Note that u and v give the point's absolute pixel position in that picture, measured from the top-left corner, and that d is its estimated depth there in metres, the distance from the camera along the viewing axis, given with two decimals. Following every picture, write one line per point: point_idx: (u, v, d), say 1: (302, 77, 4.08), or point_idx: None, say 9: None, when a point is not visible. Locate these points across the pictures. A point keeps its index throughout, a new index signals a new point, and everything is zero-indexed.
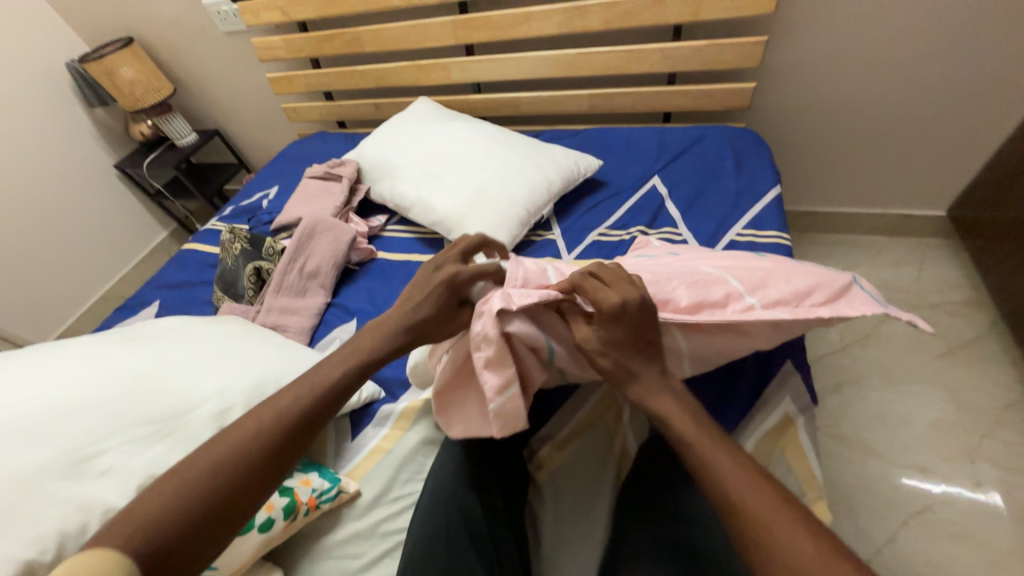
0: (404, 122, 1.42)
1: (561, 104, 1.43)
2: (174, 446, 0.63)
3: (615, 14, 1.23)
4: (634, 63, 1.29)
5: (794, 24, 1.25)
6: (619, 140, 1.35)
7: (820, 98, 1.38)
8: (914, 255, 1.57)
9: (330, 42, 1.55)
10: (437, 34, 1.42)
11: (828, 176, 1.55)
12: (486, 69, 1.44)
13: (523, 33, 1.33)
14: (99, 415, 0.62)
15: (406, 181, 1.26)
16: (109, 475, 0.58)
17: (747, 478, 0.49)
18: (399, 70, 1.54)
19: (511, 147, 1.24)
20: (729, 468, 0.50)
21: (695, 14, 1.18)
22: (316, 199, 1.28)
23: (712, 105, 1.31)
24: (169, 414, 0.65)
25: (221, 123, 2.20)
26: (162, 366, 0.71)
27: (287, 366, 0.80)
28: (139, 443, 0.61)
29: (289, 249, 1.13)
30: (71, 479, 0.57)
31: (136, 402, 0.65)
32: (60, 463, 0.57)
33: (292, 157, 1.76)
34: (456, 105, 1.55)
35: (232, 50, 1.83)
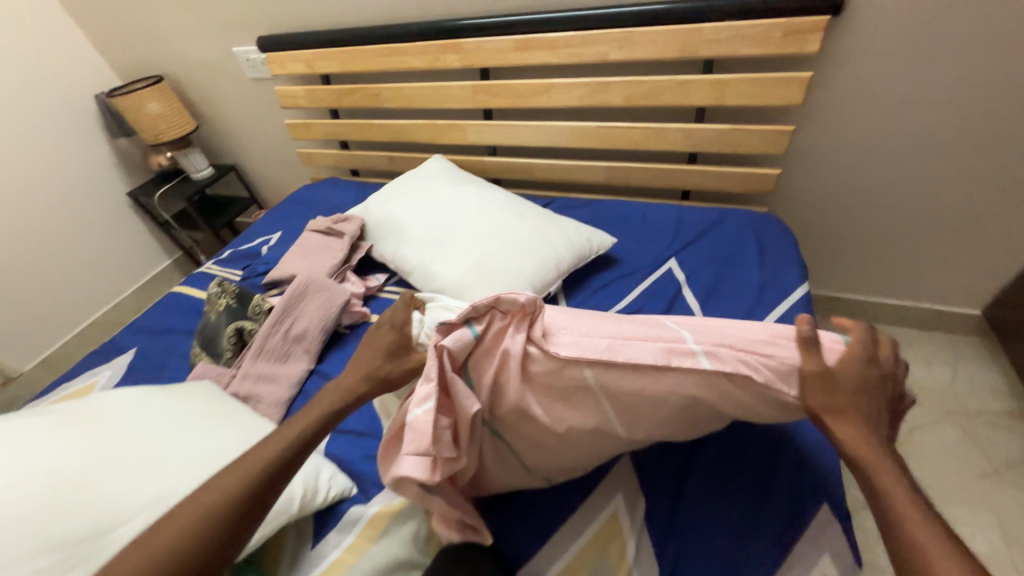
0: (415, 180, 1.39)
1: (577, 173, 1.40)
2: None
3: (637, 92, 1.21)
4: (654, 140, 1.25)
5: (822, 114, 1.22)
6: (634, 216, 1.29)
7: (847, 186, 1.32)
8: (947, 354, 1.46)
9: (351, 95, 1.56)
10: (457, 97, 1.41)
11: (854, 264, 1.48)
12: (503, 134, 1.42)
13: (543, 102, 1.32)
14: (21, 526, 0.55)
15: (409, 242, 1.21)
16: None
17: (941, 549, 0.47)
18: (415, 127, 1.53)
19: (522, 217, 1.19)
20: (921, 533, 0.49)
21: (719, 99, 1.15)
22: (313, 255, 1.22)
23: (734, 187, 1.27)
24: (86, 535, 0.57)
25: (238, 160, 2.22)
26: (111, 458, 0.65)
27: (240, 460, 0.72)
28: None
29: (276, 308, 1.06)
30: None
31: (47, 518, 0.56)
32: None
33: (300, 201, 1.73)
34: (470, 165, 1.52)
35: (256, 94, 1.86)
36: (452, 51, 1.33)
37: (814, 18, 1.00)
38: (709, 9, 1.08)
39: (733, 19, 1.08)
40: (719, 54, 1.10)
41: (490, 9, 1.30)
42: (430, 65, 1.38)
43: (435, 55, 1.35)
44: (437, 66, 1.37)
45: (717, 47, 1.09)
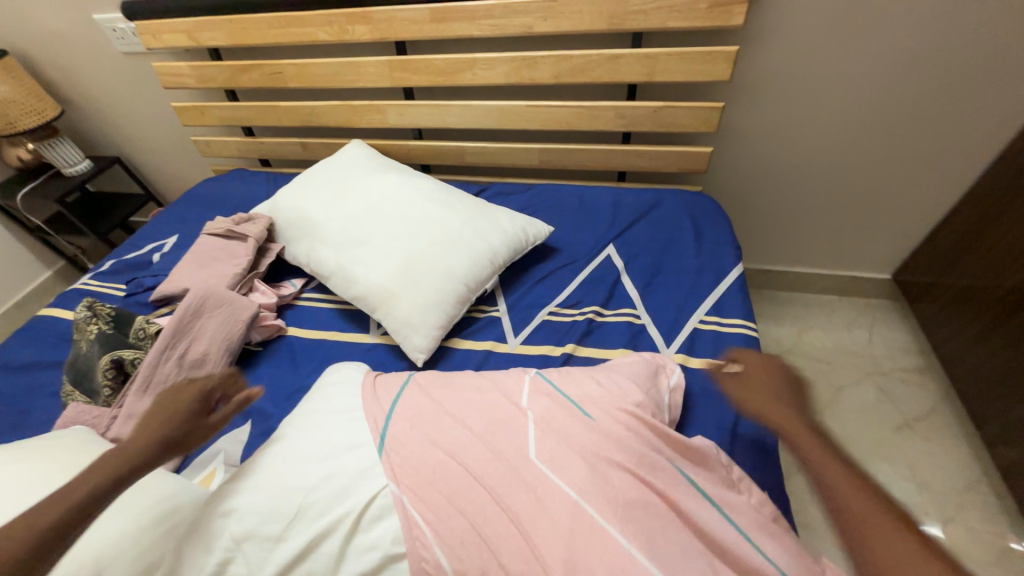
0: (330, 171, 1.24)
1: (510, 156, 1.31)
2: None
3: (567, 69, 1.13)
4: (588, 120, 1.19)
5: (750, 90, 1.21)
6: (572, 201, 1.24)
7: (775, 162, 1.34)
8: (864, 317, 1.57)
9: (248, 73, 1.35)
10: (371, 74, 1.26)
11: (782, 238, 1.53)
12: (428, 115, 1.29)
13: (468, 80, 1.21)
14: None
15: (325, 243, 1.08)
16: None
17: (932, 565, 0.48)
18: (329, 110, 1.36)
19: (452, 208, 1.09)
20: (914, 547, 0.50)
21: (650, 76, 1.10)
22: (211, 262, 1.05)
23: (668, 166, 1.24)
24: None
25: (123, 150, 1.90)
26: None
27: None
28: None
29: (165, 331, 0.90)
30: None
31: None
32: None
33: (200, 198, 1.51)
34: (394, 150, 1.39)
35: (132, 73, 1.58)
36: (361, 21, 1.17)
37: None
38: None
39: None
40: (648, 26, 1.04)
41: None
42: (336, 38, 1.21)
43: (341, 27, 1.19)
44: (345, 39, 1.21)
45: (646, 18, 1.03)
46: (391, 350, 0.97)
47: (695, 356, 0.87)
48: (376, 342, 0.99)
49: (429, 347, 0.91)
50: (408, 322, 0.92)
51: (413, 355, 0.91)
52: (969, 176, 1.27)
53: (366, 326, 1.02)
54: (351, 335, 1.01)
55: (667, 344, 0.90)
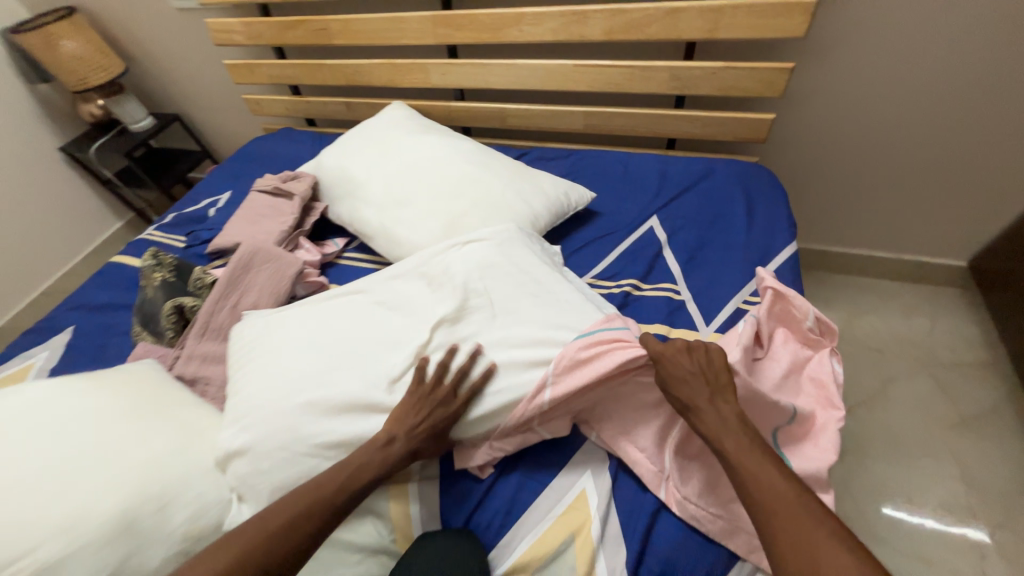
0: (373, 131, 1.24)
1: (555, 118, 1.27)
2: None
3: (619, 24, 1.06)
4: (638, 81, 1.13)
5: (824, 48, 1.09)
6: (616, 168, 1.19)
7: (849, 131, 1.21)
8: (928, 306, 1.45)
9: (295, 30, 1.36)
10: (414, 30, 1.23)
11: (845, 215, 1.41)
12: (470, 74, 1.26)
13: (513, 37, 1.16)
14: (9, 520, 0.53)
15: (368, 203, 1.09)
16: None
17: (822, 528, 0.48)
18: (372, 68, 1.35)
19: (494, 173, 1.07)
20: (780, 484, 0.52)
21: (713, 31, 1.01)
22: (259, 220, 1.09)
23: (724, 133, 1.16)
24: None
25: (181, 108, 1.98)
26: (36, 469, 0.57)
27: (178, 474, 0.63)
28: None
29: (220, 281, 0.96)
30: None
31: None
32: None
33: (250, 156, 1.57)
34: (436, 112, 1.37)
35: (187, 30, 1.61)
36: None
37: None
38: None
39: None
40: None
41: None
42: None
43: None
44: None
45: None
46: None
47: None
48: None
49: None
50: None
51: None
52: None
53: None
54: None
55: (706, 323, 0.86)
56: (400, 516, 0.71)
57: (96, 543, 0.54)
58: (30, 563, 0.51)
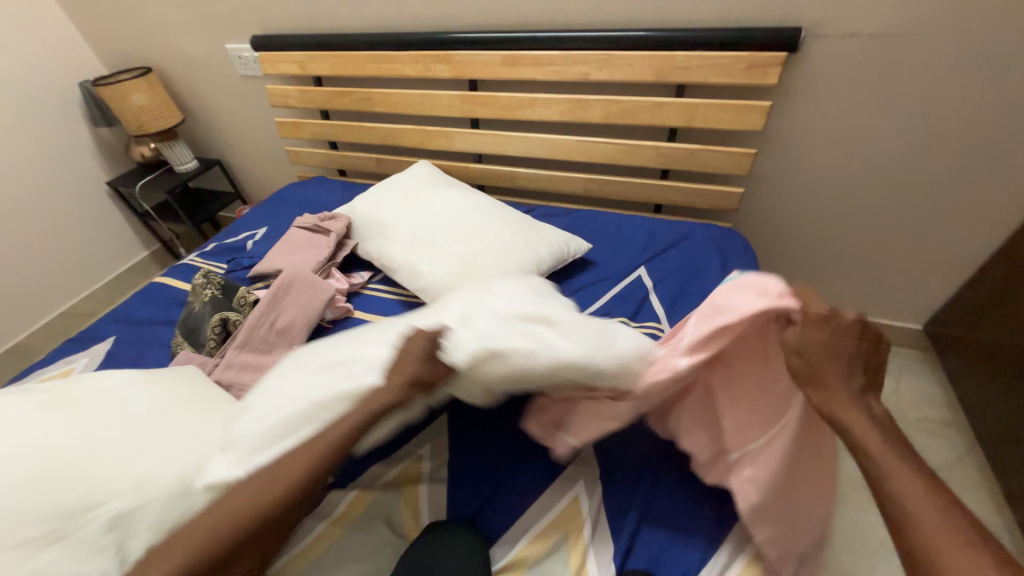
0: (402, 183, 1.44)
1: (559, 182, 1.48)
2: (67, 552, 0.55)
3: (615, 111, 1.29)
4: (630, 156, 1.35)
5: (783, 140, 1.32)
6: (610, 225, 1.38)
7: (809, 207, 1.42)
8: (892, 365, 1.59)
9: (342, 98, 1.60)
10: (444, 104, 1.47)
11: (812, 279, 1.59)
12: (489, 142, 1.49)
13: (527, 115, 1.39)
14: (96, 473, 0.61)
15: (395, 242, 1.26)
16: (112, 528, 0.58)
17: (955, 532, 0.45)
18: (405, 132, 1.58)
19: (506, 224, 1.25)
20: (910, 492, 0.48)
21: (691, 122, 1.24)
22: (298, 251, 1.25)
23: (703, 202, 1.36)
24: (73, 509, 0.57)
25: (224, 154, 2.21)
26: (116, 434, 0.67)
27: None
28: (24, 549, 0.53)
29: (262, 300, 1.10)
30: (67, 540, 0.55)
31: (36, 492, 0.57)
32: (44, 527, 0.55)
33: (286, 198, 1.76)
34: (456, 171, 1.59)
35: (245, 91, 1.87)
36: (441, 60, 1.40)
37: (771, 53, 1.11)
38: (684, 38, 1.17)
39: (707, 49, 1.17)
40: (691, 80, 1.19)
41: (480, 23, 1.37)
42: (420, 73, 1.44)
43: (425, 64, 1.42)
44: (426, 74, 1.44)
45: (691, 74, 1.18)
46: None
47: None
48: None
49: None
50: None
51: None
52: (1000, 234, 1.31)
53: None
54: None
55: None
56: (409, 513, 0.80)
57: (159, 501, 0.61)
58: (108, 510, 0.59)
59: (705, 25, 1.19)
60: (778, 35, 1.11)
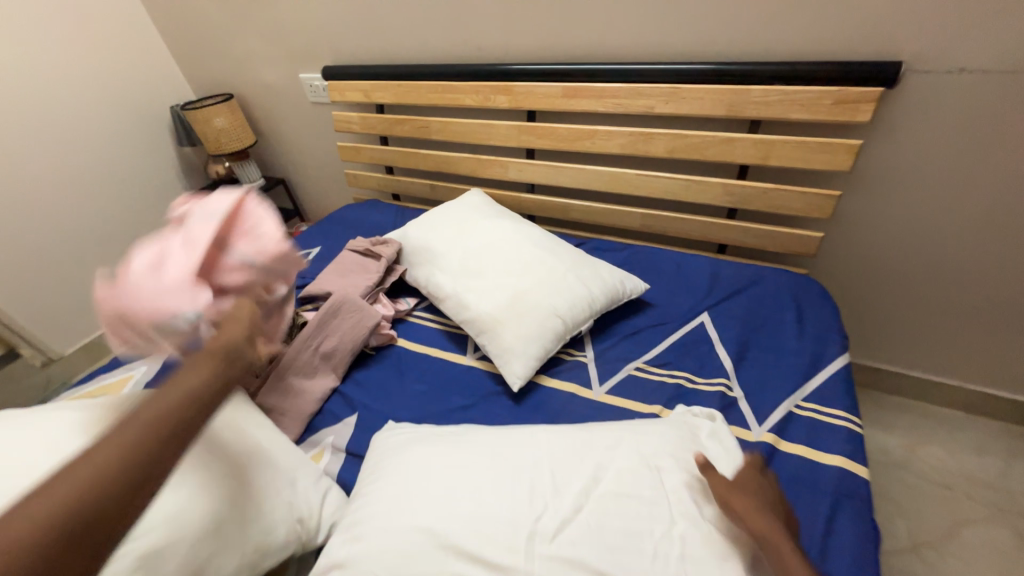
0: (455, 210, 1.43)
1: (615, 216, 1.42)
2: None
3: (680, 145, 1.23)
4: (693, 193, 1.27)
5: (871, 182, 1.19)
6: (668, 264, 1.29)
7: (897, 257, 1.27)
8: (996, 443, 1.37)
9: (402, 125, 1.64)
10: (501, 134, 1.46)
11: (896, 336, 1.42)
12: (544, 173, 1.46)
13: (586, 147, 1.35)
14: None
15: (443, 271, 1.24)
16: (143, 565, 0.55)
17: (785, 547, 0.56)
18: (460, 160, 1.59)
19: (559, 260, 1.19)
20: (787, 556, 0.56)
21: (765, 159, 1.15)
22: (348, 274, 1.26)
23: (775, 244, 1.26)
24: None
25: (288, 173, 2.34)
26: None
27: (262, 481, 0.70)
28: None
29: (310, 323, 1.10)
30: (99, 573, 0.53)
31: None
32: None
33: (341, 219, 1.80)
34: (508, 200, 1.57)
35: (312, 116, 1.97)
36: (501, 91, 1.40)
37: (865, 90, 1.01)
38: (762, 71, 1.09)
39: (787, 83, 1.08)
40: (767, 115, 1.11)
41: (543, 56, 1.36)
42: (479, 103, 1.45)
43: (485, 94, 1.43)
44: (485, 104, 1.44)
45: (767, 108, 1.10)
46: (488, 374, 1.07)
47: (787, 440, 0.85)
48: (471, 364, 1.10)
49: (525, 375, 0.99)
50: (510, 348, 1.02)
51: (510, 380, 1.00)
52: None
53: (463, 347, 1.14)
54: (450, 354, 1.13)
55: (757, 422, 0.88)
56: None
57: (190, 539, 0.59)
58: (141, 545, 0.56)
59: (784, 58, 1.11)
60: (871, 70, 1.01)
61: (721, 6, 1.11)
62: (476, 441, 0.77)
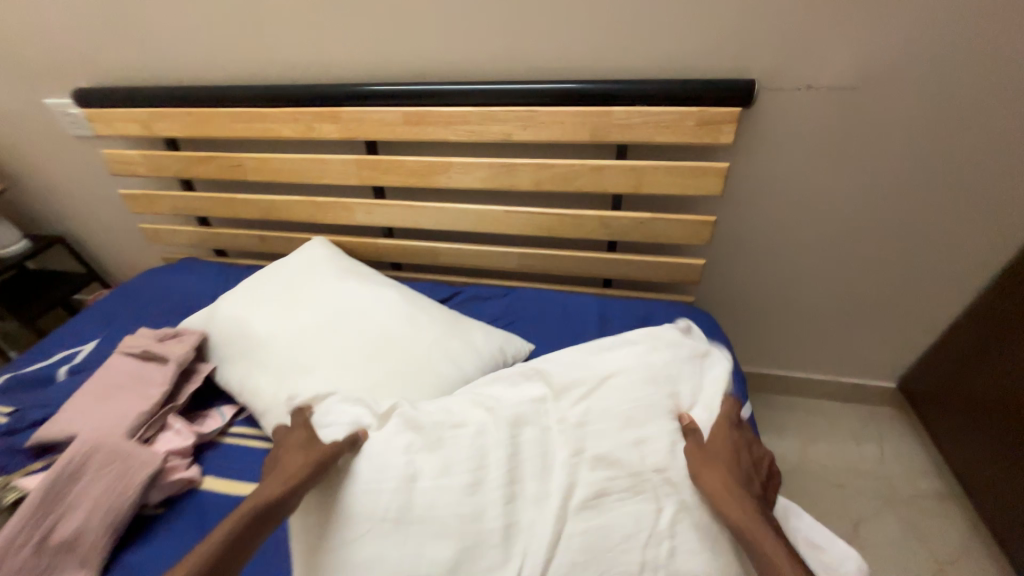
0: (286, 273, 1.10)
1: (492, 258, 1.22)
2: None
3: (548, 176, 1.06)
4: (570, 228, 1.12)
5: (740, 201, 1.14)
6: (555, 311, 1.13)
7: (774, 272, 1.25)
8: (871, 428, 1.46)
9: (205, 165, 1.25)
10: (337, 171, 1.17)
11: (779, 344, 1.44)
12: (400, 215, 1.20)
13: (443, 183, 1.12)
14: None
15: (270, 369, 0.90)
16: None
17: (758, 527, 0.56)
18: (291, 204, 1.25)
19: (424, 334, 0.93)
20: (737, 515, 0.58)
21: (637, 186, 1.03)
22: (114, 396, 0.86)
23: (661, 275, 1.16)
24: None
25: (66, 230, 1.74)
26: None
27: None
28: None
29: (28, 502, 0.70)
30: None
31: None
32: None
33: (136, 291, 1.32)
34: (363, 248, 1.28)
35: (80, 155, 1.45)
36: (329, 119, 1.11)
37: (726, 109, 0.93)
38: (622, 91, 0.97)
39: (648, 104, 0.97)
40: (633, 140, 0.99)
41: (376, 75, 1.11)
42: (302, 135, 1.14)
43: (308, 124, 1.12)
44: (311, 135, 1.14)
45: (633, 132, 0.98)
46: None
47: None
48: None
49: None
50: None
51: None
52: (969, 291, 1.22)
53: None
54: None
55: None
56: None
57: None
58: None
59: (642, 75, 1.00)
60: (728, 88, 0.94)
61: (568, 17, 0.96)
62: (456, 446, 0.68)
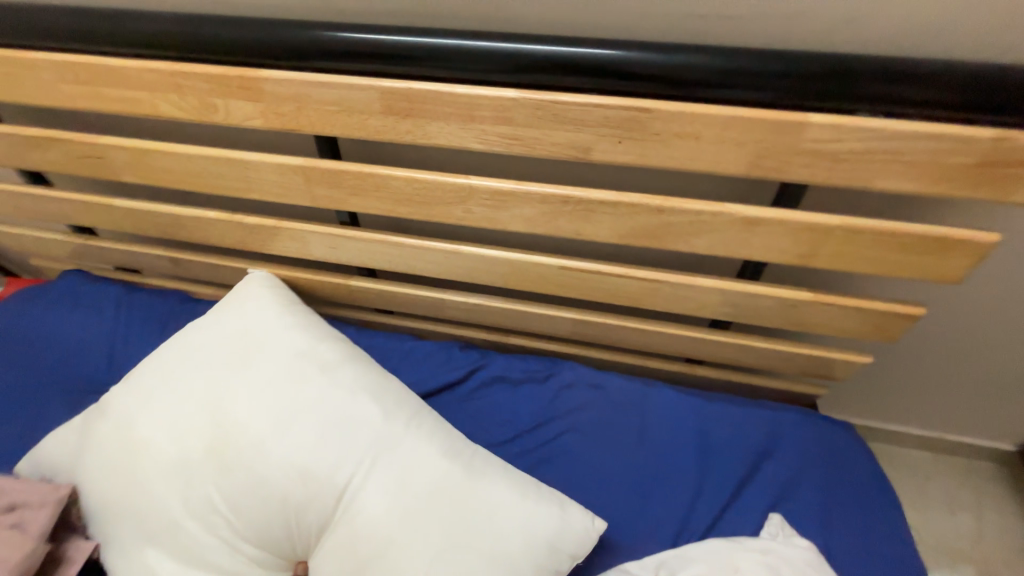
0: (199, 363, 0.66)
1: (530, 322, 0.79)
2: None
3: (647, 228, 0.59)
4: (666, 300, 0.69)
5: None
6: (630, 420, 0.74)
7: (966, 356, 0.80)
8: None
9: (45, 151, 0.73)
10: (271, 184, 0.67)
11: (924, 428, 1.01)
12: (383, 255, 0.74)
13: (457, 219, 0.65)
14: None
15: (187, 567, 0.58)
16: None
17: None
18: (205, 225, 0.77)
19: (426, 519, 0.56)
20: None
21: (804, 256, 0.58)
22: None
23: (786, 366, 0.76)
24: None
25: None
26: None
27: None
28: None
29: None
30: None
31: None
32: None
33: None
34: (328, 291, 0.83)
35: None
36: (240, 93, 0.59)
37: None
38: (827, 84, 0.48)
39: (870, 112, 0.49)
40: (825, 180, 0.53)
41: (331, 9, 0.58)
42: (196, 117, 0.62)
43: (203, 98, 0.60)
44: (213, 120, 0.62)
45: (831, 167, 0.51)
46: None
47: None
48: None
49: None
50: None
51: None
52: None
53: None
54: None
55: None
56: None
57: None
58: None
59: (855, 49, 0.51)
60: None
61: None
62: None
